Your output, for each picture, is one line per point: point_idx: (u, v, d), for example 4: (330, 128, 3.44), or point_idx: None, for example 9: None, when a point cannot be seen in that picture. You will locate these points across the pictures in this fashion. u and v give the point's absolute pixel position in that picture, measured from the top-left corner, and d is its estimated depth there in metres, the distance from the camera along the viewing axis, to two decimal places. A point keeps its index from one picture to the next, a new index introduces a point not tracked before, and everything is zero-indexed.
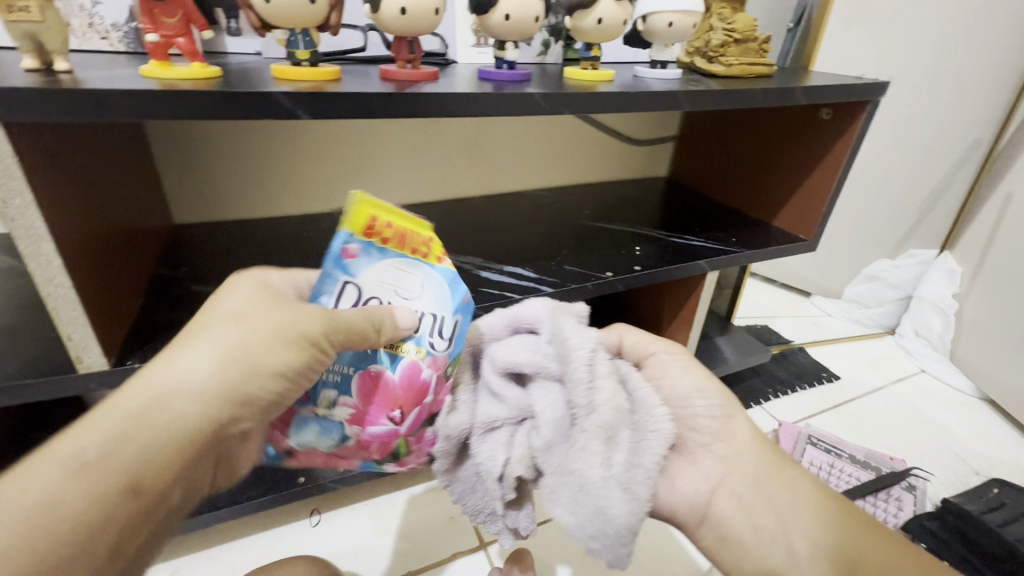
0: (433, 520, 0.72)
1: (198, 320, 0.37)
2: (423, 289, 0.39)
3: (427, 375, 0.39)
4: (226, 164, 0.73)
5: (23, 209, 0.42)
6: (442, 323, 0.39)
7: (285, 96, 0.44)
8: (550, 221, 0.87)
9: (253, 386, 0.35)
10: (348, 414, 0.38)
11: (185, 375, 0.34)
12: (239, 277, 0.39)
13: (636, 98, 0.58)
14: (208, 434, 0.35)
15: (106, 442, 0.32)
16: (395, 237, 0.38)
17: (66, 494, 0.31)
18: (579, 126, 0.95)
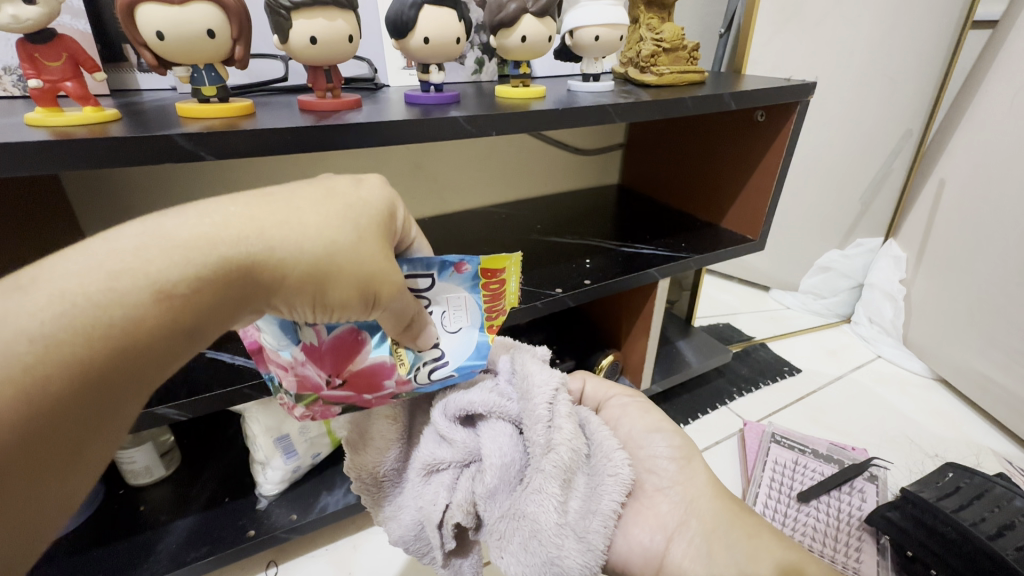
0: (395, 560, 0.69)
1: (319, 193, 0.31)
2: (455, 336, 0.38)
3: (386, 383, 0.36)
4: (150, 203, 0.69)
5: None
6: (439, 367, 0.37)
7: (190, 139, 0.41)
8: (501, 237, 0.86)
9: (323, 303, 0.31)
10: (308, 342, 0.34)
11: (291, 256, 0.29)
12: (374, 179, 0.35)
13: (569, 113, 0.58)
14: (210, 308, 0.28)
15: (189, 286, 0.27)
16: (489, 294, 0.39)
17: (135, 320, 0.26)
18: (524, 140, 0.94)
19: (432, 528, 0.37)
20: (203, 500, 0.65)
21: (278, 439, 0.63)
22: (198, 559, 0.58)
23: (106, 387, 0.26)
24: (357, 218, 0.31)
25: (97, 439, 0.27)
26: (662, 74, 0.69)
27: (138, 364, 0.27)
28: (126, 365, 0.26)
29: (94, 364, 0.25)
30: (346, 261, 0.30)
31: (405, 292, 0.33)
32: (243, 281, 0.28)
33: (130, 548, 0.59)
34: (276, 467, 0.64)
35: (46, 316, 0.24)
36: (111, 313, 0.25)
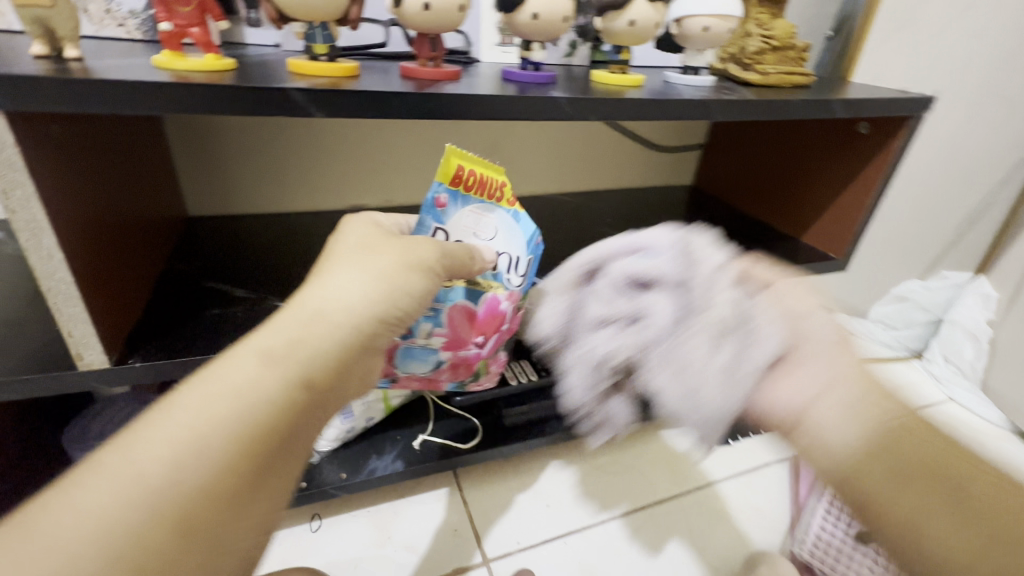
0: (434, 533, 0.70)
1: (331, 252, 0.39)
2: (495, 233, 0.53)
3: (504, 307, 0.56)
4: (239, 156, 0.72)
5: (26, 201, 0.37)
6: (517, 262, 0.55)
7: (306, 95, 0.41)
8: (568, 227, 0.84)
9: (392, 300, 0.37)
10: (443, 341, 0.54)
11: (346, 288, 0.36)
12: (351, 219, 0.44)
13: (668, 106, 0.55)
14: (308, 355, 0.32)
15: (287, 344, 0.32)
16: (474, 184, 0.51)
17: (256, 386, 0.30)
18: (600, 129, 0.92)
19: (596, 367, 0.43)
20: None
21: None
22: None
23: (259, 452, 0.29)
24: (367, 245, 0.40)
25: (261, 502, 0.29)
26: (766, 73, 0.65)
27: (276, 428, 0.30)
28: (269, 430, 0.30)
29: (249, 417, 0.29)
30: (385, 269, 0.38)
31: (450, 250, 0.44)
32: (328, 322, 0.34)
33: None
34: (332, 425, 0.66)
35: (199, 394, 0.29)
36: (237, 378, 0.30)
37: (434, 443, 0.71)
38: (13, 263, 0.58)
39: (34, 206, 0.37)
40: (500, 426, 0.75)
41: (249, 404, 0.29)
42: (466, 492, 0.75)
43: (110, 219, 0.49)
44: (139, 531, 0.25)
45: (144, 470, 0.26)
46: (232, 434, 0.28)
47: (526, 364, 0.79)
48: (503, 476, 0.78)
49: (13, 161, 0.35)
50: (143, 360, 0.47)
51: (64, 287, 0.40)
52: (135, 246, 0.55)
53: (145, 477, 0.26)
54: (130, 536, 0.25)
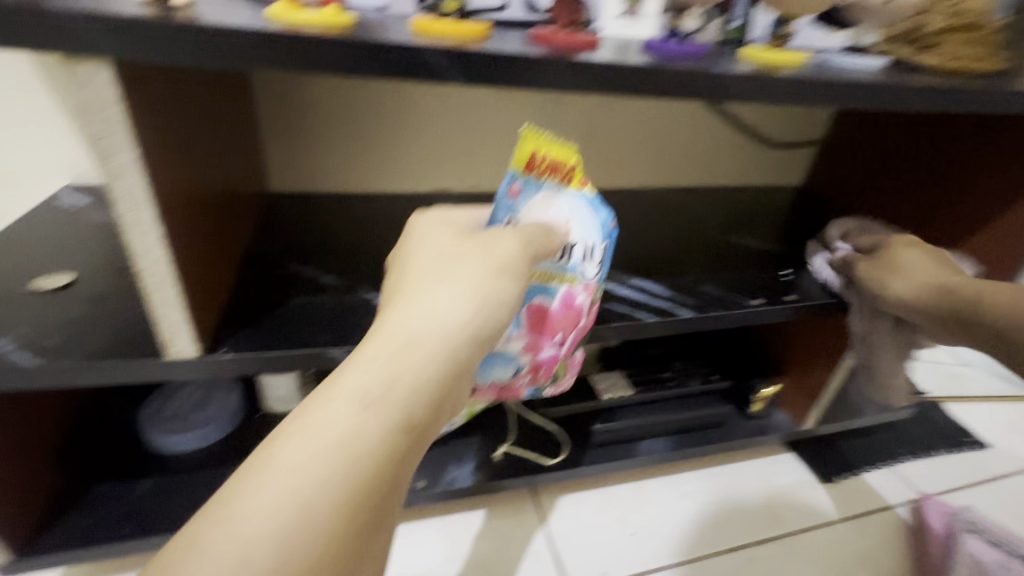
0: (510, 554, 0.64)
1: (407, 269, 0.33)
2: (570, 216, 0.42)
3: (582, 299, 0.44)
4: (327, 130, 0.67)
5: (126, 168, 0.32)
6: (593, 248, 0.43)
7: (442, 57, 0.34)
8: (670, 226, 0.76)
9: (489, 316, 0.31)
10: (521, 345, 0.43)
11: (437, 307, 0.30)
12: (417, 227, 0.37)
13: (844, 90, 0.46)
14: (410, 391, 0.27)
15: (384, 381, 0.26)
16: (548, 167, 0.43)
17: (356, 434, 0.25)
18: (710, 119, 0.83)
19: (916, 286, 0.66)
20: None
21: None
22: None
23: (369, 514, 0.24)
24: (449, 255, 0.33)
25: (370, 563, 0.25)
26: (949, 57, 0.54)
27: (383, 483, 0.25)
28: (376, 485, 0.24)
29: (354, 476, 0.24)
30: (475, 280, 0.31)
31: (526, 238, 0.36)
32: (424, 350, 0.28)
33: None
34: None
35: (295, 450, 0.24)
36: (335, 428, 0.24)
37: (516, 456, 0.65)
38: (99, 232, 0.55)
39: (134, 175, 0.32)
40: (586, 443, 0.68)
41: (353, 459, 0.24)
42: (543, 509, 0.69)
43: (208, 194, 0.44)
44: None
45: (249, 546, 0.22)
46: (340, 497, 0.23)
47: (618, 376, 0.71)
48: (584, 495, 0.71)
49: (114, 121, 0.30)
50: (233, 351, 0.43)
51: (158, 269, 0.36)
52: (226, 222, 0.50)
53: (249, 555, 0.21)
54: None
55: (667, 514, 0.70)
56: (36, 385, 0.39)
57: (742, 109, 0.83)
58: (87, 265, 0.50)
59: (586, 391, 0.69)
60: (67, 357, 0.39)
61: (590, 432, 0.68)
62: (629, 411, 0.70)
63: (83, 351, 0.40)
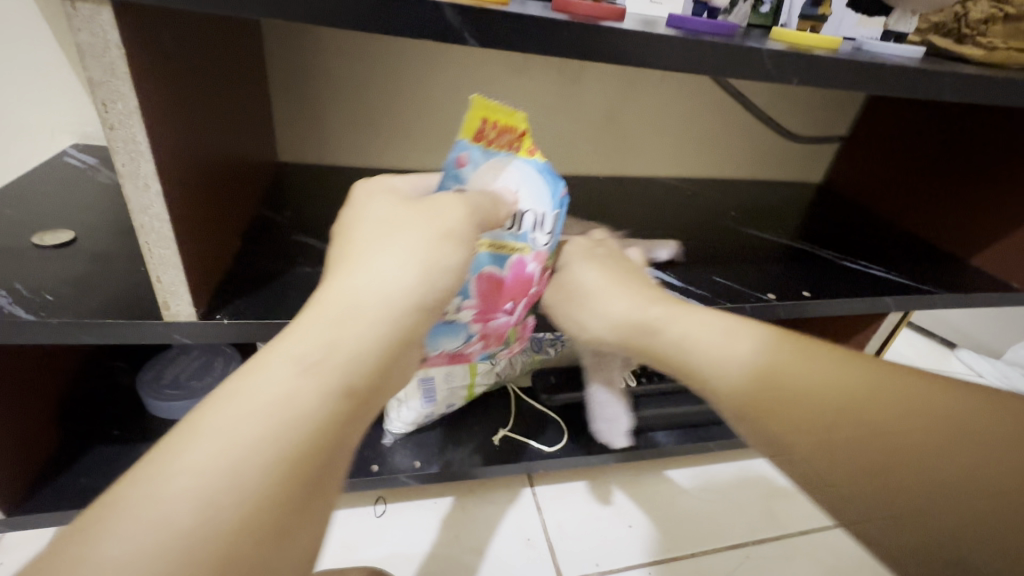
0: (506, 539, 0.63)
1: (352, 234, 0.31)
2: (520, 185, 0.40)
3: (534, 267, 0.43)
4: (339, 100, 0.66)
5: (126, 117, 0.30)
6: (544, 218, 0.42)
7: (460, 15, 0.33)
8: (685, 217, 0.74)
9: (433, 284, 0.29)
10: (471, 314, 0.43)
11: (378, 273, 0.28)
12: (364, 189, 0.34)
13: (880, 74, 0.44)
14: (350, 355, 0.25)
15: (323, 346, 0.25)
16: (498, 137, 0.40)
17: (293, 396, 0.23)
18: (731, 109, 0.80)
19: None
20: None
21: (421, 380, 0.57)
22: None
23: (309, 478, 0.23)
24: (397, 220, 0.31)
25: (311, 529, 0.23)
26: (994, 47, 0.50)
27: (322, 445, 0.23)
28: (316, 453, 0.23)
29: (291, 440, 0.22)
30: (421, 246, 0.30)
31: (474, 207, 0.34)
32: (365, 317, 0.27)
33: None
34: (412, 407, 0.59)
35: (226, 414, 0.22)
36: (269, 394, 0.23)
37: (515, 441, 0.64)
38: (104, 192, 0.54)
39: (133, 125, 0.31)
40: (587, 433, 0.67)
41: (288, 423, 0.23)
42: (540, 497, 0.68)
43: (213, 155, 0.43)
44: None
45: (175, 509, 0.20)
46: (276, 459, 0.22)
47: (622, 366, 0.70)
48: (582, 485, 0.70)
49: (115, 67, 0.29)
50: (233, 316, 0.42)
51: (157, 225, 0.35)
52: (231, 186, 0.49)
53: (174, 520, 0.20)
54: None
55: (665, 509, 0.69)
56: (31, 340, 0.38)
57: (764, 100, 0.81)
58: (89, 224, 0.49)
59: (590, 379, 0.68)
60: (63, 313, 0.38)
61: None
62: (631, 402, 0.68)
63: (80, 308, 0.39)
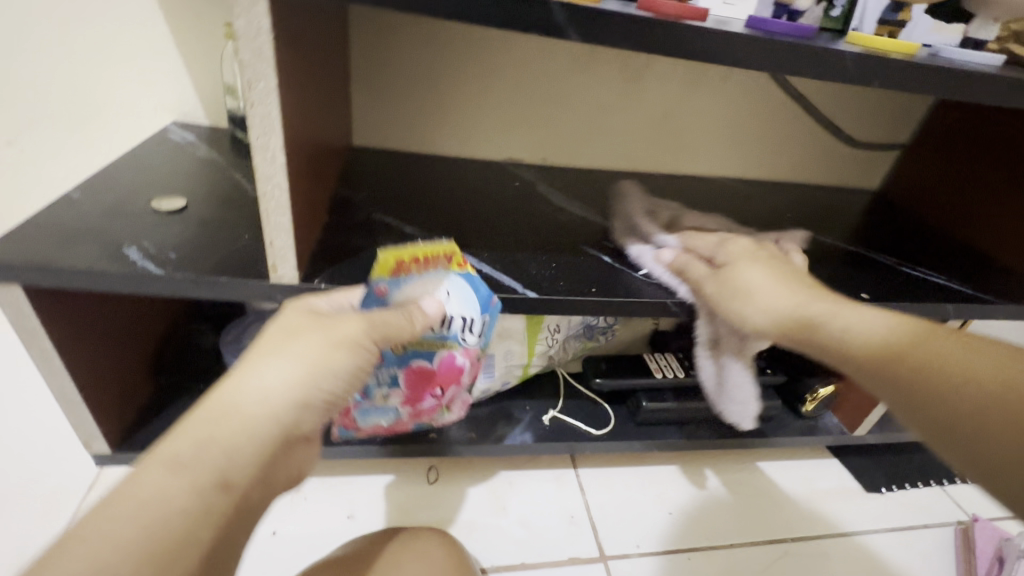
0: (551, 514, 0.66)
1: (257, 346, 0.36)
2: (449, 295, 0.45)
3: (460, 362, 0.49)
4: (414, 89, 0.70)
5: (266, 95, 0.34)
6: (472, 322, 0.46)
7: (563, 11, 0.35)
8: (741, 216, 0.75)
9: (312, 390, 0.34)
10: (399, 399, 0.52)
11: (264, 381, 0.33)
12: (286, 307, 0.39)
13: (959, 79, 0.44)
14: (229, 450, 0.31)
15: (197, 446, 0.30)
16: (418, 265, 0.45)
17: (162, 498, 0.28)
18: (791, 111, 0.80)
19: None
20: None
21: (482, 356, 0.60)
22: (387, 444, 0.60)
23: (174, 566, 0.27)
24: (291, 330, 0.36)
25: None
26: None
27: (189, 537, 0.28)
28: (184, 542, 0.28)
29: (158, 534, 0.27)
30: (312, 357, 0.35)
31: (377, 319, 0.39)
32: (245, 420, 0.32)
33: None
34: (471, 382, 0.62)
35: (107, 515, 0.27)
36: (147, 493, 0.28)
37: (563, 422, 0.67)
38: (205, 165, 0.59)
39: (271, 103, 0.35)
40: (633, 419, 0.69)
41: (154, 518, 0.28)
42: (583, 478, 0.70)
43: (315, 133, 0.47)
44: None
45: None
46: (138, 557, 0.27)
47: (671, 357, 0.71)
48: (623, 470, 0.72)
49: (263, 50, 0.33)
50: (327, 281, 0.46)
51: (275, 194, 0.39)
52: (323, 164, 0.53)
53: None
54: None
55: (704, 501, 0.71)
56: (155, 293, 0.42)
57: (827, 103, 0.81)
58: (195, 193, 0.54)
59: (639, 367, 0.69)
60: (184, 270, 0.42)
61: (637, 408, 0.68)
62: (678, 393, 0.69)
63: (197, 266, 0.43)
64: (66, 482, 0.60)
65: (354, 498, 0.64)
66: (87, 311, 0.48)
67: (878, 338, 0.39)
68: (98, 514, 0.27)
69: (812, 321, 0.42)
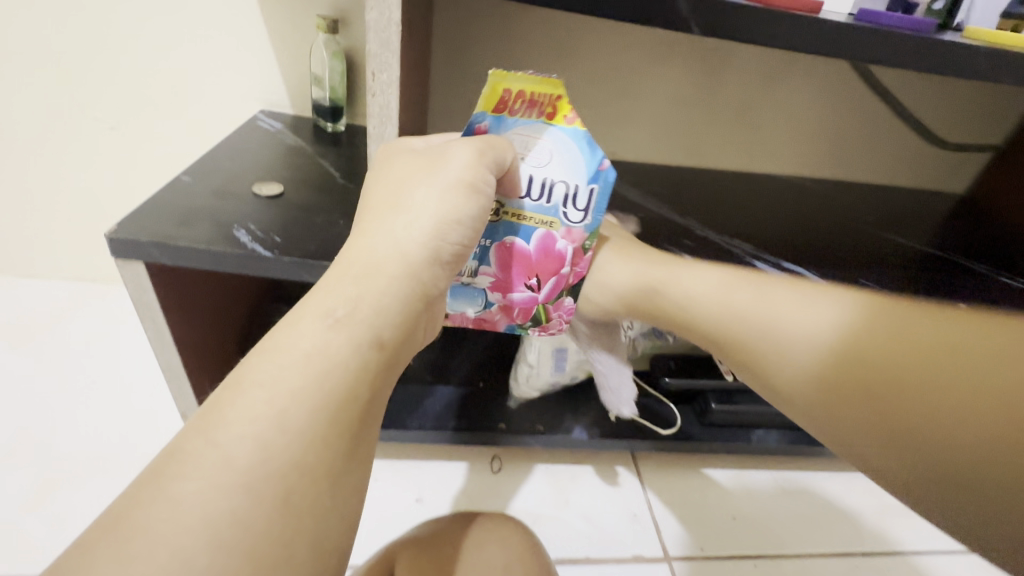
0: (613, 510, 0.65)
1: (373, 202, 0.35)
2: (552, 155, 0.38)
3: (564, 246, 0.42)
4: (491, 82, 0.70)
5: (387, 86, 0.35)
6: (578, 193, 0.40)
7: (689, 3, 0.36)
8: (819, 217, 0.72)
9: (437, 237, 0.33)
10: (490, 283, 0.43)
11: (395, 233, 0.33)
12: (388, 151, 0.37)
13: None
14: (376, 304, 0.30)
15: (348, 303, 0.29)
16: (521, 108, 0.38)
17: (325, 347, 0.27)
18: (876, 109, 0.77)
19: None
20: (462, 375, 0.69)
21: (556, 348, 0.60)
22: (457, 431, 0.61)
23: (349, 415, 0.27)
24: (405, 179, 0.35)
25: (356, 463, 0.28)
26: None
27: (356, 389, 0.28)
28: (352, 392, 0.28)
29: (330, 382, 0.27)
30: (431, 202, 0.34)
31: (485, 147, 0.35)
32: (383, 276, 0.31)
33: (405, 396, 0.65)
34: (542, 374, 0.62)
35: (277, 366, 0.26)
36: (309, 348, 0.27)
37: (629, 419, 0.67)
38: (295, 153, 0.61)
39: (391, 93, 0.36)
40: (700, 420, 0.68)
41: (324, 371, 0.27)
42: (645, 476, 0.70)
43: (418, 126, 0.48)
44: (253, 482, 0.24)
45: (232, 449, 0.24)
46: (316, 402, 0.26)
47: None
48: (686, 471, 0.71)
49: (390, 41, 0.34)
50: None
51: None
52: None
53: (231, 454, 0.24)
54: (246, 494, 0.23)
55: (771, 508, 0.69)
56: (262, 274, 0.44)
57: (917, 101, 0.77)
58: (290, 179, 0.56)
59: (707, 368, 0.68)
60: (289, 253, 0.44)
61: (706, 409, 0.67)
62: (747, 396, 0.67)
63: (301, 249, 0.45)
64: (155, 436, 0.64)
65: (422, 482, 0.65)
66: (192, 288, 0.51)
67: (810, 358, 0.33)
68: (264, 363, 0.27)
69: (655, 290, 0.42)
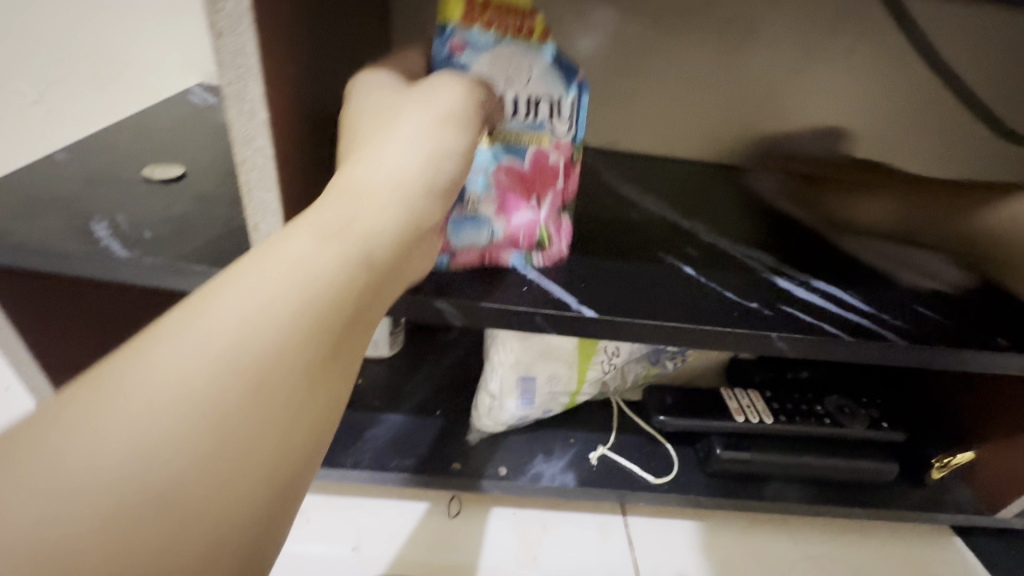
0: (590, 571, 0.54)
1: (354, 126, 0.31)
2: (530, 70, 0.36)
3: (556, 159, 0.39)
4: None
5: (237, 20, 0.25)
6: (561, 104, 0.38)
7: None
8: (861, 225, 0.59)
9: (427, 167, 0.29)
10: (493, 209, 0.39)
11: (390, 156, 0.28)
12: (359, 81, 0.33)
13: None
14: (370, 224, 0.26)
15: (343, 217, 0.26)
16: (493, 18, 0.36)
17: (313, 256, 0.24)
18: None
19: None
20: (419, 401, 0.59)
21: (522, 378, 0.49)
22: (400, 471, 0.51)
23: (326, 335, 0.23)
24: (400, 103, 0.31)
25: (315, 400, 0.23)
26: None
27: (343, 306, 0.24)
28: (335, 311, 0.24)
29: (313, 295, 0.23)
30: (419, 133, 0.29)
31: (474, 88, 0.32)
32: (378, 198, 0.27)
33: (347, 425, 0.55)
34: (506, 407, 0.51)
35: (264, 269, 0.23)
36: (293, 256, 0.24)
37: (614, 463, 0.55)
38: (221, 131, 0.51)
39: (244, 34, 0.25)
40: (703, 469, 0.56)
41: (308, 282, 0.23)
42: (633, 530, 0.58)
43: None
44: (207, 398, 0.20)
45: (192, 349, 0.20)
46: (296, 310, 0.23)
47: (755, 395, 0.57)
48: (684, 525, 0.60)
49: None
50: None
51: (257, 163, 0.29)
52: None
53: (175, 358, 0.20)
54: (196, 411, 0.20)
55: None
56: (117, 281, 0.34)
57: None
58: (203, 161, 0.46)
59: (712, 405, 0.55)
60: (156, 254, 0.34)
61: (709, 456, 0.55)
62: (762, 440, 0.55)
63: (176, 249, 0.35)
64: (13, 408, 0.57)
65: (361, 527, 0.55)
66: None
67: None
68: (252, 262, 0.23)
69: None
